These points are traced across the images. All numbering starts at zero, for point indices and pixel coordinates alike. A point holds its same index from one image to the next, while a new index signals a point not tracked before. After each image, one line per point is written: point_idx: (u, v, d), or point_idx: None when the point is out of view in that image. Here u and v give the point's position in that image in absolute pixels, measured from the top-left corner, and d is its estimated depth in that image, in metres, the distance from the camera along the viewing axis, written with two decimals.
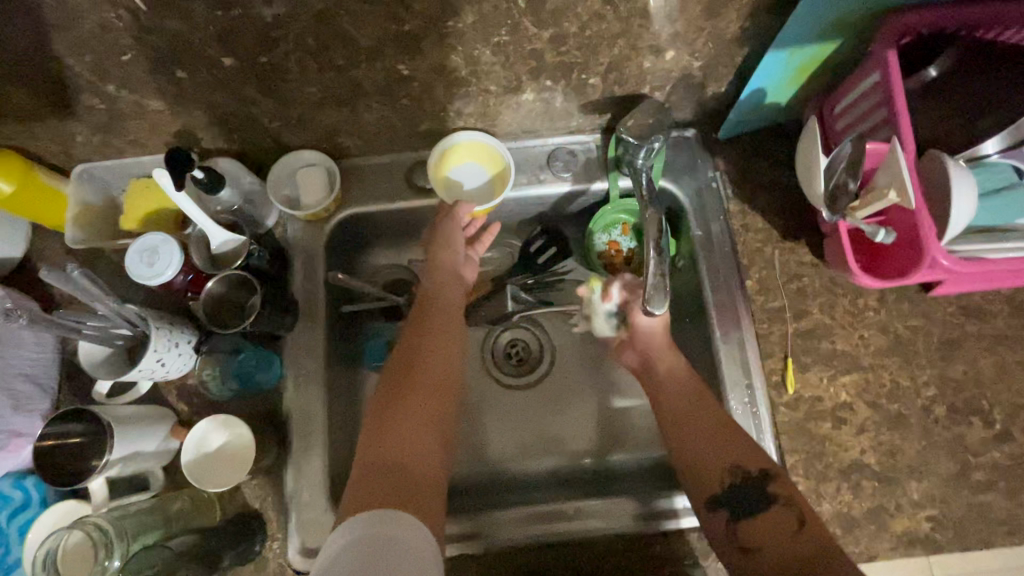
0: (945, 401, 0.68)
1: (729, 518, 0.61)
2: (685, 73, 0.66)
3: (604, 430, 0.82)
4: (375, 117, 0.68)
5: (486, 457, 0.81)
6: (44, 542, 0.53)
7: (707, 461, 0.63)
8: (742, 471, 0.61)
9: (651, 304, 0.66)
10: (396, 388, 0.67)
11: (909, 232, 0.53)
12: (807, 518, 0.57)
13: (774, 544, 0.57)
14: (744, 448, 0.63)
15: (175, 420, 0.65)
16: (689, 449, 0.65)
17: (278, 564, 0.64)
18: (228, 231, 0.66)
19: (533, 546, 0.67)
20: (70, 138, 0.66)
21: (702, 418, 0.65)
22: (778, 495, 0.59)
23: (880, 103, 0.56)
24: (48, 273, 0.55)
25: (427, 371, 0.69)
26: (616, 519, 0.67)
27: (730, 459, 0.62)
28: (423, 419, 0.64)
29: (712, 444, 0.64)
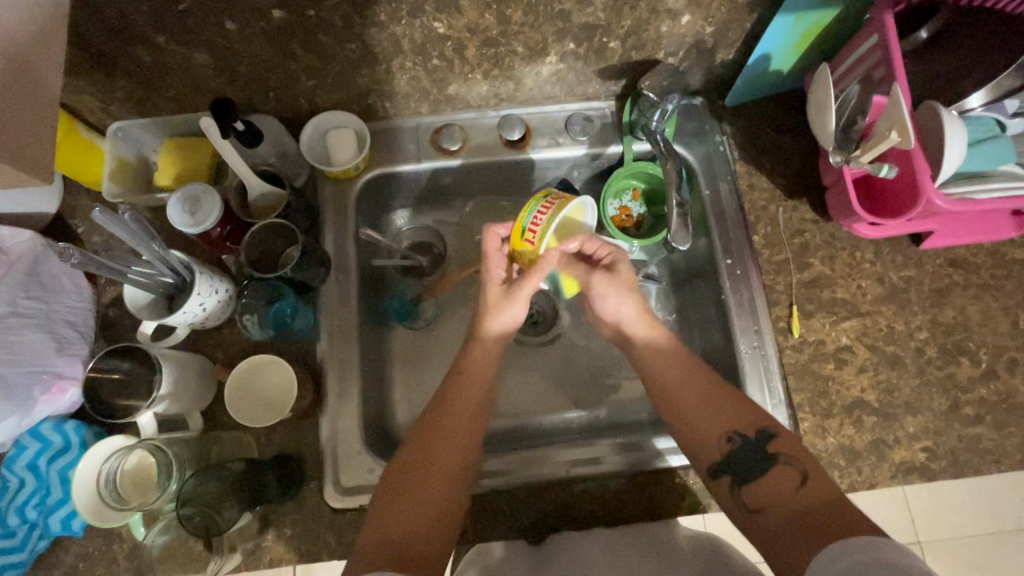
0: (936, 343, 0.73)
1: (733, 484, 0.61)
2: (698, 39, 0.72)
3: (601, 383, 0.86)
4: (407, 77, 0.72)
5: (507, 410, 0.84)
6: (110, 458, 0.61)
7: (706, 424, 0.64)
8: (740, 437, 0.62)
9: (675, 241, 0.72)
10: (440, 413, 0.63)
11: (908, 174, 0.59)
12: (811, 473, 0.58)
13: (783, 504, 0.56)
14: (752, 415, 0.63)
15: (211, 364, 0.68)
16: (689, 417, 0.65)
17: (316, 503, 0.66)
18: (265, 183, 0.69)
19: (530, 490, 0.69)
20: (112, 94, 0.68)
21: (696, 385, 0.66)
22: (779, 454, 0.60)
23: (879, 62, 0.61)
24: (103, 214, 0.56)
25: (463, 399, 0.64)
26: (592, 461, 0.71)
27: (728, 424, 0.63)
28: (460, 419, 0.63)
29: (718, 402, 0.64)
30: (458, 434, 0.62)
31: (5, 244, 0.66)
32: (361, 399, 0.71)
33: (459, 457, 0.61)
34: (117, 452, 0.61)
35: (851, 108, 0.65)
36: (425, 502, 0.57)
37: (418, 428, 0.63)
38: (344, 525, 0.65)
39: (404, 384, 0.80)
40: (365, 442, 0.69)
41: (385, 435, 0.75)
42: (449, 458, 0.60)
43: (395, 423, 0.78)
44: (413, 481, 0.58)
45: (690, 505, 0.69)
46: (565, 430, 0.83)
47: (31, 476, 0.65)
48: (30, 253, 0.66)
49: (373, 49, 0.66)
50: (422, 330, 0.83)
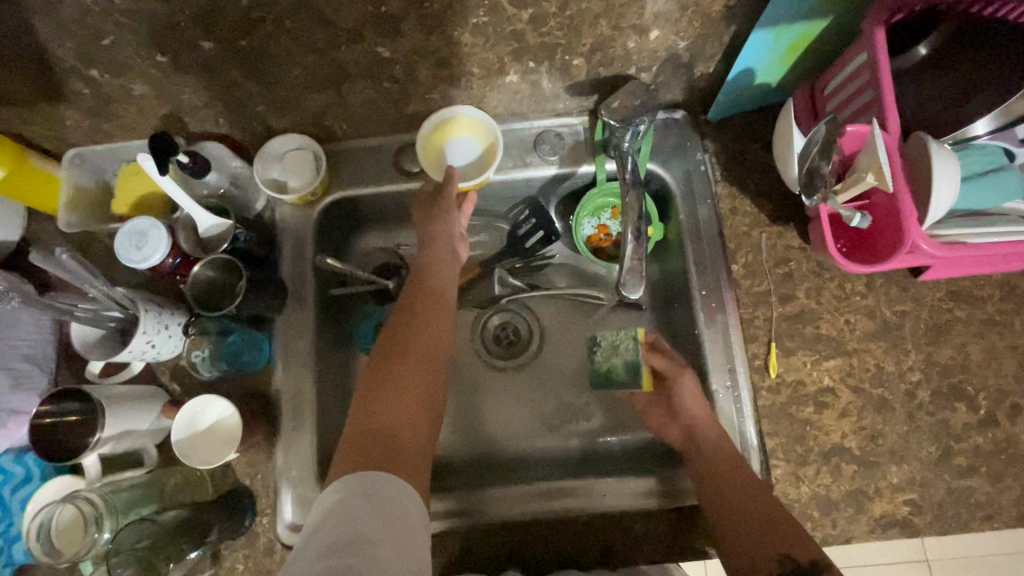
0: (930, 385, 0.67)
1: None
2: (671, 54, 0.66)
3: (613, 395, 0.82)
4: (359, 99, 0.68)
5: (484, 437, 0.82)
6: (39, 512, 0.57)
7: (751, 549, 0.57)
8: (791, 561, 0.54)
9: (626, 289, 0.69)
10: (402, 343, 0.64)
11: (891, 215, 0.53)
12: None
13: None
14: (808, 545, 0.55)
15: (167, 399, 0.68)
16: (733, 523, 0.59)
17: (267, 540, 0.66)
18: (214, 216, 0.67)
19: (543, 522, 0.68)
20: (61, 123, 0.67)
21: (748, 505, 0.60)
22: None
23: (867, 84, 0.56)
24: (38, 257, 0.59)
25: (424, 338, 0.65)
26: (640, 494, 0.68)
27: (782, 548, 0.55)
28: (429, 325, 0.66)
29: (759, 533, 0.57)
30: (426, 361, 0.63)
31: None
32: (317, 434, 0.70)
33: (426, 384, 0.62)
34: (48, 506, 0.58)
35: (813, 157, 0.57)
36: (407, 415, 0.58)
37: (376, 359, 0.63)
38: None
39: None
40: (319, 478, 0.69)
41: None
42: (422, 350, 0.64)
43: None
44: (378, 399, 0.59)
45: (651, 553, 0.65)
46: (547, 458, 0.80)
47: None
48: None
49: (318, 74, 0.63)
50: None
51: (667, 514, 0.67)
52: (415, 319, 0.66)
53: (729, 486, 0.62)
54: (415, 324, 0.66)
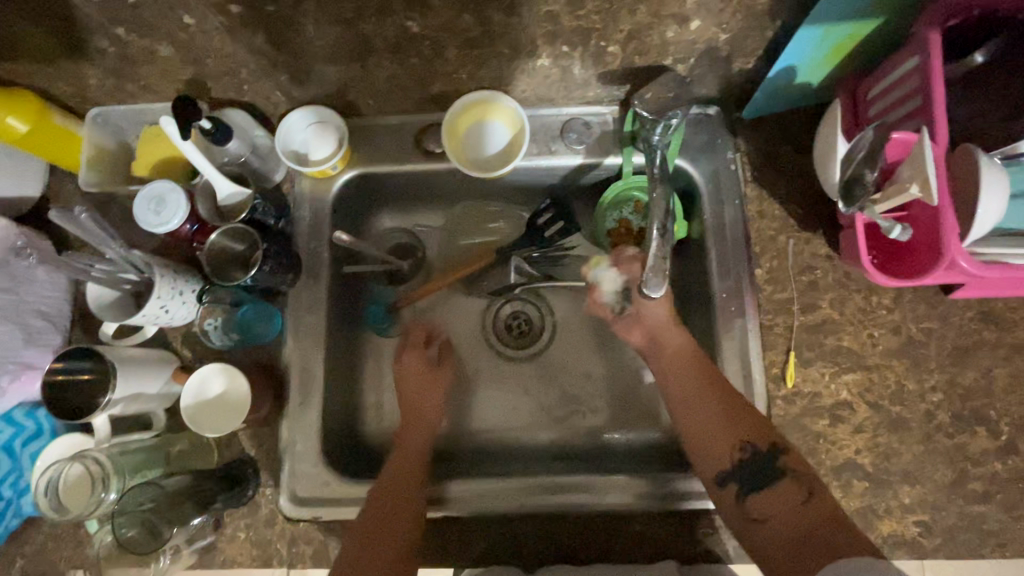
0: (951, 408, 0.65)
1: (739, 492, 0.60)
2: (711, 46, 0.63)
3: (624, 389, 0.81)
4: (385, 75, 0.67)
5: (484, 429, 0.81)
6: (48, 470, 0.58)
7: (715, 438, 0.63)
8: (751, 447, 0.61)
9: (649, 287, 0.64)
10: (393, 489, 0.65)
11: (930, 229, 0.51)
12: (816, 489, 0.57)
13: (788, 520, 0.56)
14: (763, 427, 0.62)
15: (176, 364, 0.68)
16: (696, 409, 0.64)
17: (269, 511, 0.66)
18: (234, 183, 0.67)
19: (534, 517, 0.67)
20: (85, 81, 0.67)
21: (706, 390, 0.65)
22: (788, 470, 0.59)
23: (914, 91, 0.53)
24: (57, 215, 0.59)
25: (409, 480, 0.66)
26: (626, 494, 0.67)
27: (743, 433, 0.62)
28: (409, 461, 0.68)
29: (721, 423, 0.63)
30: (401, 509, 0.63)
31: None
32: (324, 410, 0.70)
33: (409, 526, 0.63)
34: (56, 465, 0.59)
35: (858, 162, 0.55)
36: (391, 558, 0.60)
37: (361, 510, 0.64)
38: (296, 534, 0.66)
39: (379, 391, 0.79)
40: (323, 454, 0.69)
41: (351, 444, 0.75)
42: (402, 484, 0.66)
43: (363, 430, 0.77)
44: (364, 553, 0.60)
45: (650, 552, 0.65)
46: (540, 453, 0.80)
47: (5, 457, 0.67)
48: None
49: (344, 46, 0.62)
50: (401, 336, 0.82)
51: (671, 515, 0.66)
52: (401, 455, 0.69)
53: (687, 381, 0.66)
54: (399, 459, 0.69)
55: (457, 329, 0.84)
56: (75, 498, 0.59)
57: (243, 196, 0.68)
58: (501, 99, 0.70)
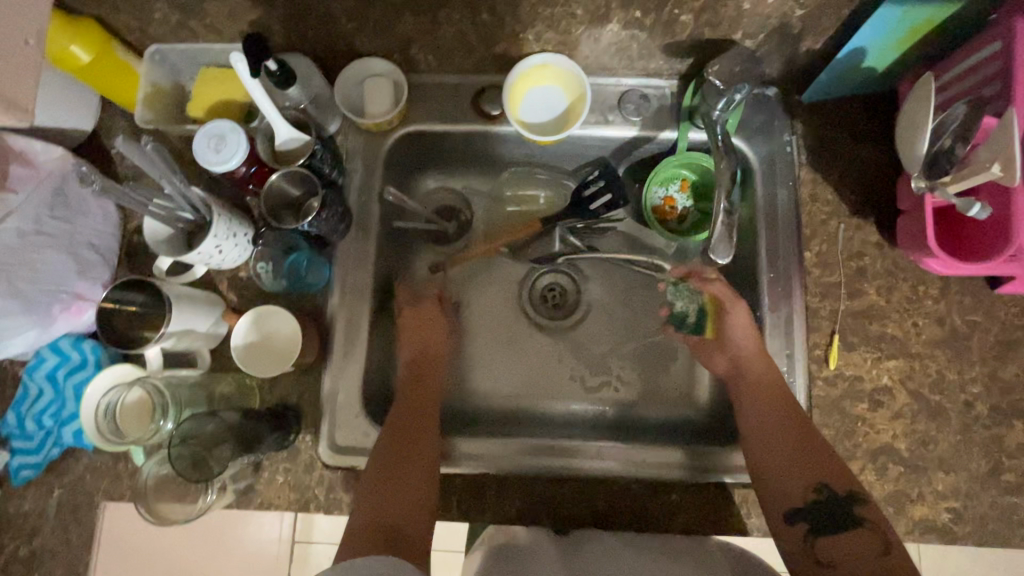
0: (990, 399, 0.66)
1: (808, 532, 0.58)
2: (783, 22, 0.63)
3: (655, 363, 0.81)
4: (453, 30, 0.67)
5: (508, 394, 0.80)
6: (108, 394, 0.62)
7: (790, 474, 0.61)
8: (826, 489, 0.59)
9: (715, 253, 0.66)
10: (402, 441, 0.64)
11: (1002, 213, 0.51)
12: (893, 545, 0.54)
13: (857, 568, 0.53)
14: (846, 475, 0.60)
15: (223, 306, 0.68)
16: (772, 446, 0.63)
17: (308, 458, 0.66)
18: (293, 129, 0.66)
19: (543, 477, 0.67)
20: (150, 15, 0.66)
21: (785, 427, 0.63)
22: (865, 519, 0.57)
23: (994, 76, 0.53)
24: (122, 142, 0.58)
25: (423, 435, 0.65)
26: (659, 464, 0.68)
27: (818, 475, 0.60)
28: (419, 414, 0.67)
29: (797, 463, 0.61)
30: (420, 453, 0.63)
31: (36, 161, 0.66)
32: (366, 362, 0.71)
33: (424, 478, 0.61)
34: (115, 390, 0.62)
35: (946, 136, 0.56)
36: (407, 505, 0.59)
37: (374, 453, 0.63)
38: (334, 482, 0.65)
39: None
40: (363, 405, 0.69)
41: (387, 399, 0.75)
42: (415, 432, 0.65)
43: None
44: (383, 494, 0.59)
45: (685, 522, 0.65)
46: (564, 421, 0.79)
47: (49, 386, 0.67)
48: (58, 173, 0.67)
49: None
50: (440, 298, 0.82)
51: (709, 487, 0.66)
52: (406, 407, 0.68)
53: (767, 413, 0.65)
54: (411, 409, 0.67)
55: (493, 295, 0.83)
56: (134, 420, 0.62)
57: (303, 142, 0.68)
58: (552, 62, 0.70)
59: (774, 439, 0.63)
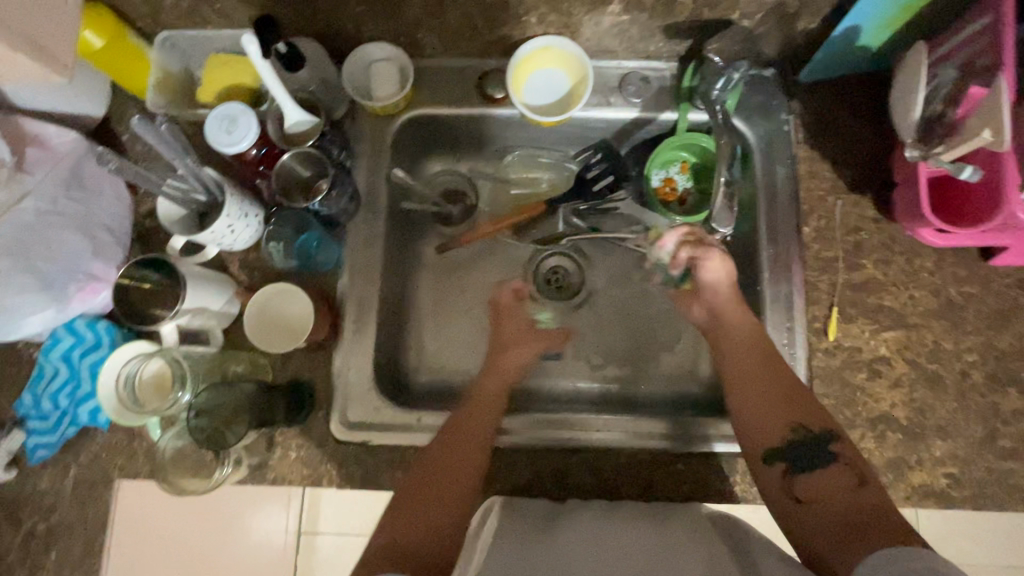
0: (985, 368, 0.68)
1: (787, 471, 0.59)
2: (780, 1, 0.65)
3: (659, 341, 0.83)
4: (458, 12, 0.68)
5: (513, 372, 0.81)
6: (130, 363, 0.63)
7: (769, 416, 0.61)
8: (804, 430, 0.60)
9: (716, 222, 0.70)
10: (450, 454, 0.62)
11: (994, 179, 0.53)
12: (868, 479, 0.57)
13: (836, 505, 0.55)
14: (822, 416, 0.61)
15: (235, 286, 0.69)
16: (756, 394, 0.63)
17: (321, 433, 0.67)
18: (301, 111, 0.67)
19: (544, 449, 0.69)
20: (162, 1, 0.67)
21: (760, 368, 0.64)
22: (840, 455, 0.58)
23: (985, 49, 0.54)
24: (142, 121, 0.59)
25: (477, 439, 0.64)
26: (652, 433, 0.70)
27: (796, 417, 0.61)
28: (479, 427, 0.65)
29: (772, 406, 0.62)
30: (470, 465, 0.61)
31: (50, 142, 0.68)
32: (376, 340, 0.72)
33: (454, 512, 0.58)
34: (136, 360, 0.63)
35: (936, 103, 0.59)
36: (435, 525, 0.57)
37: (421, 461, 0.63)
38: (347, 456, 0.67)
39: (430, 331, 0.82)
40: (374, 382, 0.70)
41: (396, 377, 0.77)
42: (471, 444, 0.63)
43: (406, 367, 0.79)
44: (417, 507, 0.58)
45: (687, 490, 0.67)
46: (566, 398, 0.81)
47: (65, 367, 0.68)
48: (73, 154, 0.69)
49: None
50: (447, 280, 0.84)
51: (712, 457, 0.68)
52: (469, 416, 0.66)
53: (744, 356, 0.66)
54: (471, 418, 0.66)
55: (499, 275, 0.84)
56: (150, 393, 0.63)
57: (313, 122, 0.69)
58: (556, 44, 0.71)
59: (758, 391, 0.63)
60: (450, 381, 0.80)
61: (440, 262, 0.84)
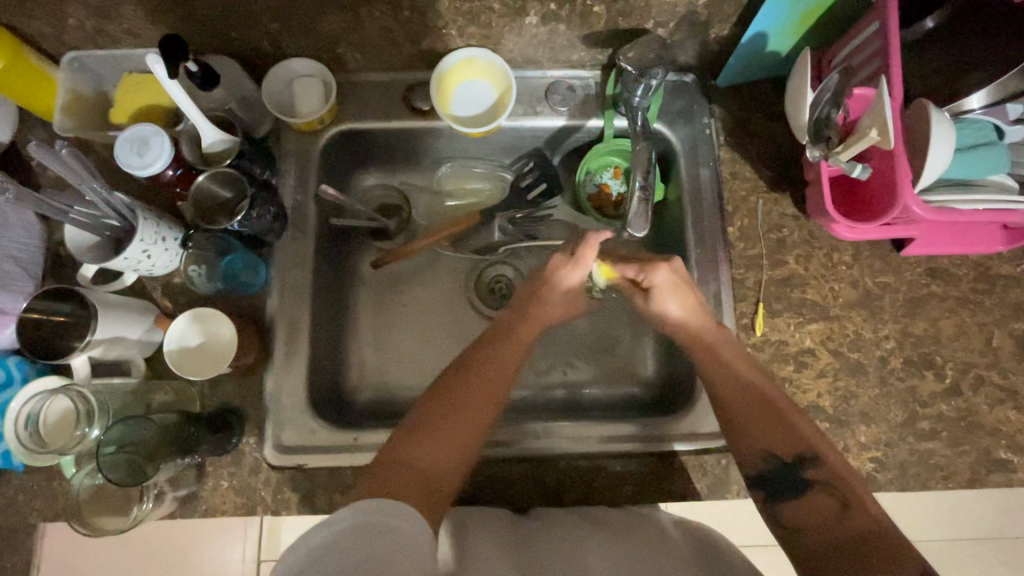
0: (903, 354, 0.71)
1: (768, 499, 0.60)
2: (690, 10, 0.67)
3: (602, 344, 0.84)
4: (377, 27, 0.68)
5: None
6: (30, 402, 0.59)
7: (743, 444, 0.62)
8: (775, 458, 0.60)
9: (632, 228, 0.68)
10: (460, 390, 0.64)
11: (888, 176, 0.56)
12: (852, 500, 0.56)
13: (819, 530, 0.56)
14: (799, 437, 0.60)
15: (157, 313, 0.67)
16: (738, 431, 0.62)
17: (254, 460, 0.65)
18: (217, 130, 0.66)
19: (509, 460, 0.68)
20: (62, 21, 0.64)
21: (731, 396, 0.63)
22: (817, 480, 0.58)
23: (876, 53, 0.58)
24: (36, 147, 0.57)
25: (496, 372, 0.66)
26: (604, 439, 0.70)
27: (769, 445, 0.61)
28: (497, 368, 0.67)
29: (748, 430, 0.62)
30: (485, 400, 0.63)
31: None
32: (310, 360, 0.70)
33: (471, 437, 0.61)
34: (38, 397, 0.59)
35: (825, 103, 0.60)
36: (438, 458, 0.59)
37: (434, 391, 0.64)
38: (281, 482, 0.65)
39: (371, 347, 0.80)
40: (309, 404, 0.69)
41: (335, 395, 0.75)
42: (491, 378, 0.65)
43: (346, 385, 0.78)
44: (425, 438, 0.60)
45: (630, 492, 0.68)
46: (525, 407, 0.81)
47: None
48: None
49: None
50: (385, 295, 0.82)
51: (652, 456, 0.69)
52: (488, 352, 0.68)
53: (717, 380, 0.64)
54: (491, 356, 0.68)
55: (440, 287, 0.83)
56: (61, 430, 0.60)
57: (230, 140, 0.67)
58: (478, 57, 0.72)
59: (730, 426, 0.63)
60: (394, 396, 0.79)
61: (378, 277, 0.83)
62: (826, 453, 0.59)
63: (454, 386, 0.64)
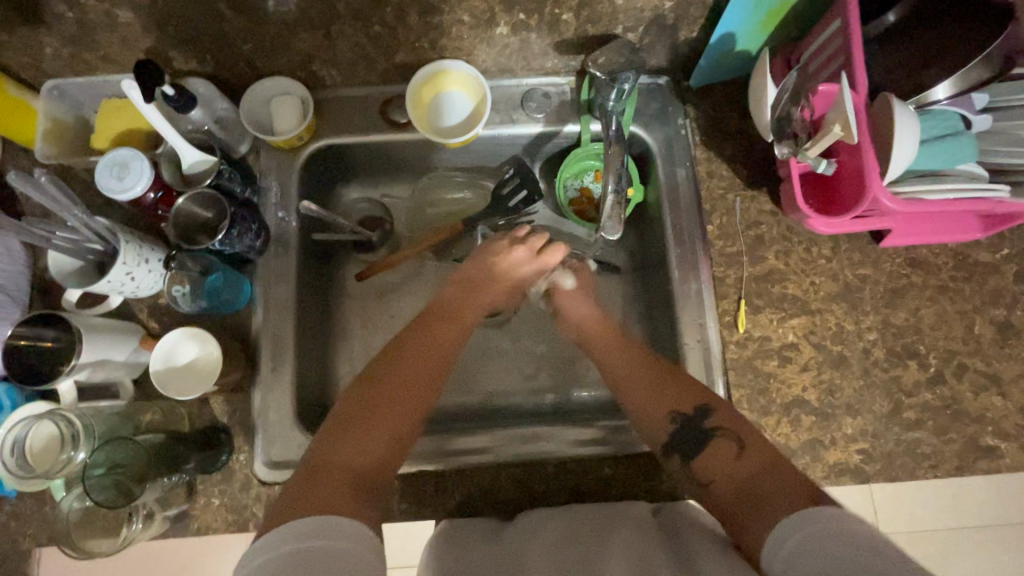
0: (885, 344, 0.71)
1: (684, 460, 0.62)
2: (657, 14, 0.68)
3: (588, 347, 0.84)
4: (349, 43, 0.69)
5: (467, 389, 0.82)
6: (16, 427, 0.59)
7: (651, 406, 0.65)
8: (680, 417, 0.64)
9: (606, 232, 0.72)
10: (380, 381, 0.64)
11: (857, 170, 0.57)
12: (746, 440, 0.60)
13: (726, 474, 0.58)
14: (693, 394, 0.65)
15: (143, 334, 0.68)
16: (647, 390, 0.67)
17: (244, 476, 0.66)
18: (198, 151, 0.67)
19: (511, 465, 0.69)
20: (40, 51, 0.65)
21: (634, 368, 0.69)
22: (716, 428, 0.62)
23: (840, 50, 0.59)
24: (16, 176, 0.57)
25: (421, 354, 0.67)
26: (583, 444, 0.70)
27: (674, 405, 0.64)
28: (427, 350, 0.68)
29: (650, 398, 0.66)
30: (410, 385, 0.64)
31: None
32: (296, 376, 0.71)
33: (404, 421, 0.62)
34: (24, 422, 0.60)
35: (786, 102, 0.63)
36: (365, 449, 0.58)
37: (356, 387, 0.64)
38: (272, 497, 0.65)
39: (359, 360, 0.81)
40: (297, 418, 0.69)
41: (323, 409, 0.76)
42: (420, 362, 0.66)
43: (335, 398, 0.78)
44: (349, 432, 0.59)
45: (619, 491, 0.68)
46: (516, 412, 0.81)
47: None
48: None
49: (309, 12, 0.63)
50: (371, 306, 0.83)
51: (636, 454, 0.69)
52: (418, 338, 0.69)
53: (631, 364, 0.70)
54: (419, 341, 0.69)
55: (425, 296, 0.84)
56: (47, 456, 0.60)
57: (206, 162, 0.68)
58: (454, 67, 0.73)
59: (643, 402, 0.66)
60: None
61: (364, 289, 0.84)
62: (717, 404, 0.63)
63: (382, 375, 0.64)
